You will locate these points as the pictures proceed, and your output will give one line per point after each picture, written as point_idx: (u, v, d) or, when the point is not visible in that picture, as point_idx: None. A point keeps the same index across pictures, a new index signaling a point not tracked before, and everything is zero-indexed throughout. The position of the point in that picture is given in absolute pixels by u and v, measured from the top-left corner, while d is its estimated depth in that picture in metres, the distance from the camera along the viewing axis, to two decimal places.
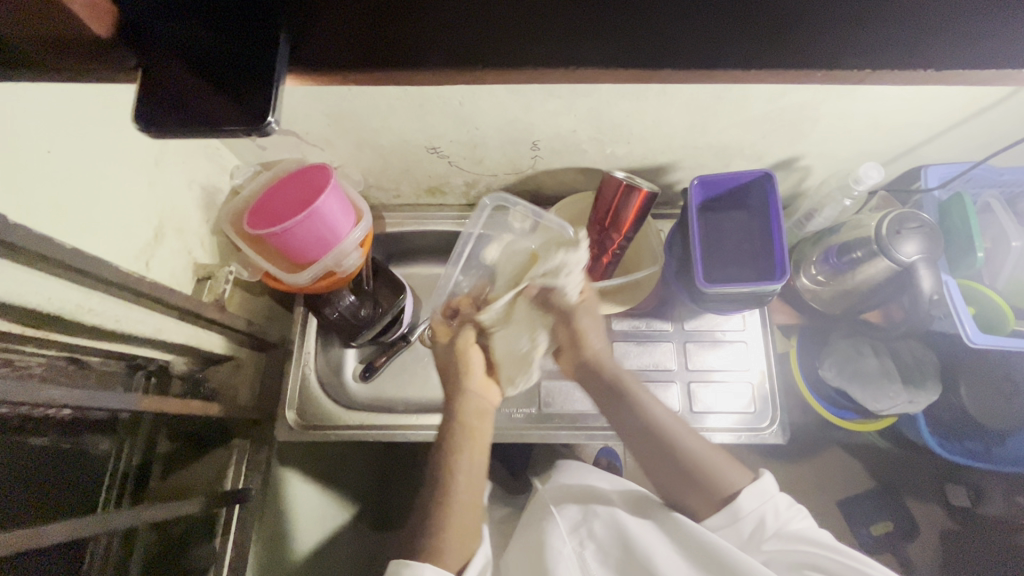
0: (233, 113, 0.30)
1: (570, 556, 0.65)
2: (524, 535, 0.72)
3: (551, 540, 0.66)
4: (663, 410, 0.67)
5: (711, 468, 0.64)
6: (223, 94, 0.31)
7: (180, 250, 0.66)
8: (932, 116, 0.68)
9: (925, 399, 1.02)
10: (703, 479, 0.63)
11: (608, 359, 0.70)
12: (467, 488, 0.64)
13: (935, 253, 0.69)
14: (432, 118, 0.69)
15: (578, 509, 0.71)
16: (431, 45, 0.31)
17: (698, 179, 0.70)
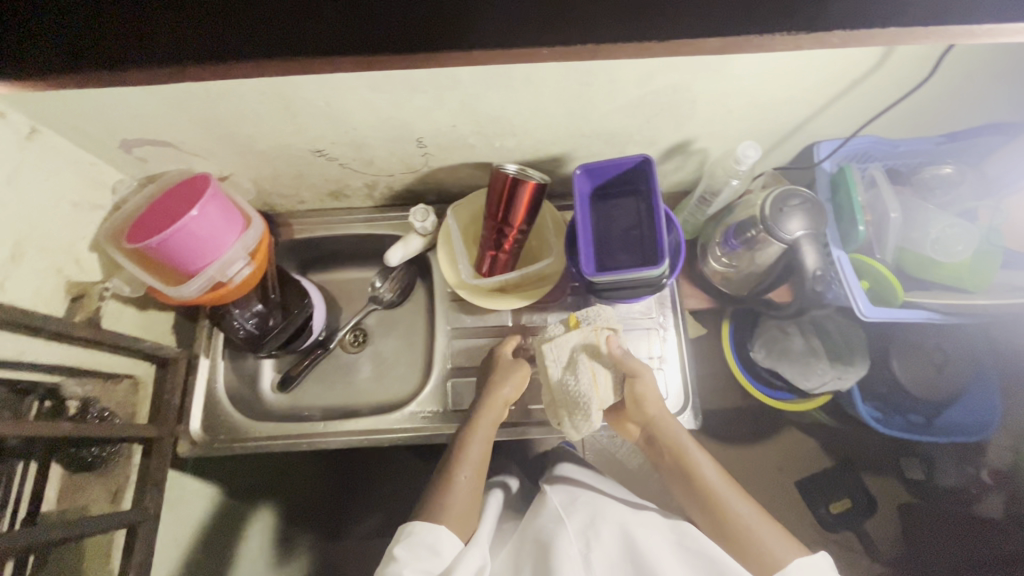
0: None
1: (576, 557, 0.67)
2: (529, 530, 0.75)
3: (558, 540, 0.69)
4: (714, 470, 0.72)
5: (757, 534, 0.67)
6: None
7: (49, 269, 0.64)
8: (804, 90, 0.68)
9: (854, 374, 1.01)
10: (748, 543, 0.67)
11: (667, 421, 0.75)
12: (478, 458, 0.72)
13: (819, 228, 0.69)
14: (305, 121, 0.68)
15: (586, 510, 0.74)
16: None
17: (580, 167, 0.70)
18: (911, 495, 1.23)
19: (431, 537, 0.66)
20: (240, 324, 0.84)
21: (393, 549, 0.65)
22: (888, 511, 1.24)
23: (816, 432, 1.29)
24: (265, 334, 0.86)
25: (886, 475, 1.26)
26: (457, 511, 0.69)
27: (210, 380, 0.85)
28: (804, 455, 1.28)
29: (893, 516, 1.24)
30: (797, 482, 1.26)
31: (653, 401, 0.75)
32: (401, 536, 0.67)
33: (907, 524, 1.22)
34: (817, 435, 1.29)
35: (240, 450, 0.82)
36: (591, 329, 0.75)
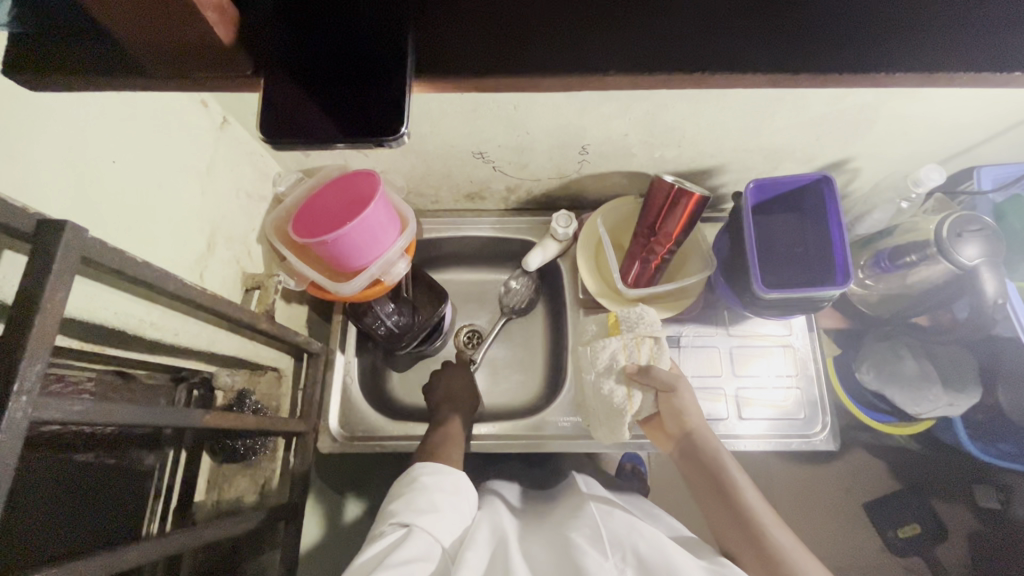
0: (336, 127, 0.28)
1: (611, 570, 0.59)
2: (553, 534, 0.67)
3: (588, 549, 0.60)
4: (755, 495, 0.66)
5: (795, 562, 0.59)
6: (322, 102, 0.28)
7: (230, 260, 0.65)
8: (993, 116, 0.67)
9: (967, 402, 0.98)
10: (786, 573, 0.58)
11: (707, 437, 0.71)
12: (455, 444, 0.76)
13: (998, 255, 0.68)
14: (484, 123, 0.68)
15: (622, 525, 0.66)
16: (560, 47, 0.30)
17: (755, 182, 0.69)
18: (985, 526, 1.22)
19: (449, 481, 0.69)
20: (381, 321, 0.84)
21: (420, 475, 0.69)
22: (959, 542, 1.22)
23: (898, 457, 1.28)
24: (401, 333, 0.86)
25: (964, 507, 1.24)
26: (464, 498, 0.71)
27: (345, 375, 0.85)
28: (881, 479, 1.26)
29: (963, 546, 1.22)
30: (866, 504, 1.25)
31: (695, 415, 0.72)
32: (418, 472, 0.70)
33: (981, 557, 1.21)
34: (897, 460, 1.27)
35: (378, 446, 0.82)
36: (632, 338, 0.73)
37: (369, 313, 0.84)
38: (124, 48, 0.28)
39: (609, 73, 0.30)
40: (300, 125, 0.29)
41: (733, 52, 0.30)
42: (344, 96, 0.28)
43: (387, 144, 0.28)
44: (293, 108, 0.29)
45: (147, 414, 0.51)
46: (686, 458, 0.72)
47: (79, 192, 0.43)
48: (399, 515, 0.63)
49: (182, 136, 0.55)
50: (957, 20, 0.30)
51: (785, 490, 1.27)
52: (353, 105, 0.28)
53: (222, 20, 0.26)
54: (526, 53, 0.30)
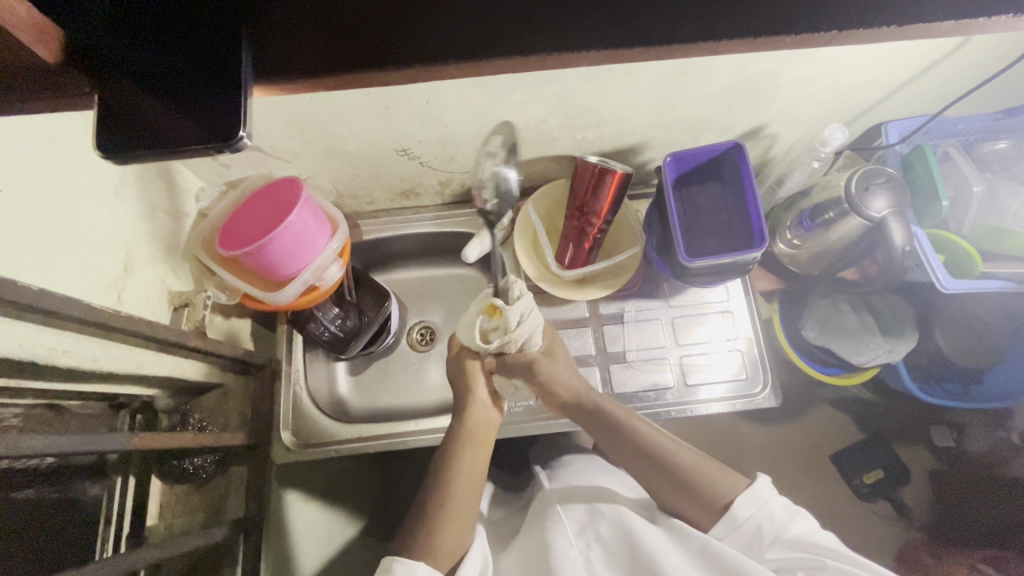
0: (191, 131, 0.28)
1: (576, 558, 0.64)
2: (526, 534, 0.71)
3: (555, 542, 0.65)
4: (647, 425, 0.69)
5: (705, 478, 0.64)
6: (169, 101, 0.29)
7: (152, 279, 0.64)
8: (887, 73, 0.70)
9: (905, 348, 1.04)
10: (704, 493, 0.64)
11: (578, 384, 0.73)
12: (466, 493, 0.67)
13: (905, 205, 0.72)
14: (400, 120, 0.68)
15: (585, 511, 0.69)
16: (402, 41, 0.30)
17: (671, 155, 0.71)
18: (942, 463, 1.27)
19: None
20: (324, 326, 0.84)
21: None
22: (920, 480, 1.27)
23: (855, 406, 1.32)
24: (345, 337, 0.85)
25: (917, 445, 1.30)
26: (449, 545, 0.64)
27: (293, 383, 0.86)
28: (841, 429, 1.32)
29: (924, 485, 1.27)
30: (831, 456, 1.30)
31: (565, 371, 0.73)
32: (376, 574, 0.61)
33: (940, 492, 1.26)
34: (854, 409, 1.33)
35: (333, 452, 0.83)
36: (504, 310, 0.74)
37: (311, 319, 0.83)
38: None
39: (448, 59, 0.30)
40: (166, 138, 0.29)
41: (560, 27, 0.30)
42: (186, 105, 0.29)
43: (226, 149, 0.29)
44: (131, 129, 0.29)
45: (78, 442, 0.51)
46: (579, 410, 0.72)
47: None
48: None
49: (83, 159, 0.54)
50: None
51: (750, 451, 1.31)
52: (186, 121, 0.29)
53: (40, 36, 0.26)
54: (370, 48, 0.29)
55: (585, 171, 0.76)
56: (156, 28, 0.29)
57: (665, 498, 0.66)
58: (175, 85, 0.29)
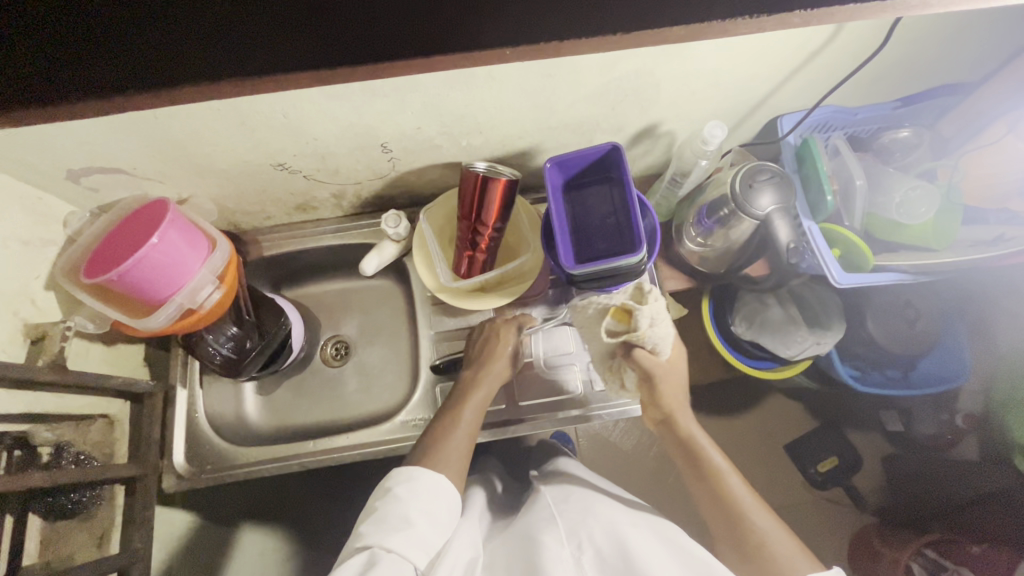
0: None
1: (567, 560, 0.61)
2: (513, 530, 0.70)
3: (547, 542, 0.63)
4: (738, 482, 0.66)
5: (768, 547, 0.61)
6: None
7: (1, 312, 0.61)
8: (766, 67, 0.68)
9: (832, 339, 1.03)
10: (765, 559, 0.60)
11: (687, 422, 0.70)
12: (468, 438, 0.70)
13: (790, 201, 0.70)
14: (265, 134, 0.66)
15: (579, 513, 0.68)
16: None
17: (549, 161, 0.69)
18: (895, 447, 1.26)
19: (430, 486, 0.64)
20: (216, 351, 0.82)
21: (391, 486, 0.64)
22: (873, 466, 1.27)
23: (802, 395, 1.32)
24: (239, 360, 0.82)
25: (868, 431, 1.29)
26: (455, 467, 0.67)
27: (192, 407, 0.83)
28: (791, 417, 1.32)
29: (878, 471, 1.27)
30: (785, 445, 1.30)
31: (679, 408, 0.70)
32: (397, 479, 0.65)
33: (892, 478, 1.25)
34: (804, 399, 1.32)
35: (229, 477, 0.80)
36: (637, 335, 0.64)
37: (202, 344, 0.81)
38: None
39: None
40: None
41: None
42: None
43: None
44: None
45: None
46: (674, 442, 0.71)
47: None
48: (367, 536, 0.59)
49: None
50: None
51: None
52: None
53: None
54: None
55: (467, 180, 0.74)
56: None
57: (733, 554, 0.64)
58: None
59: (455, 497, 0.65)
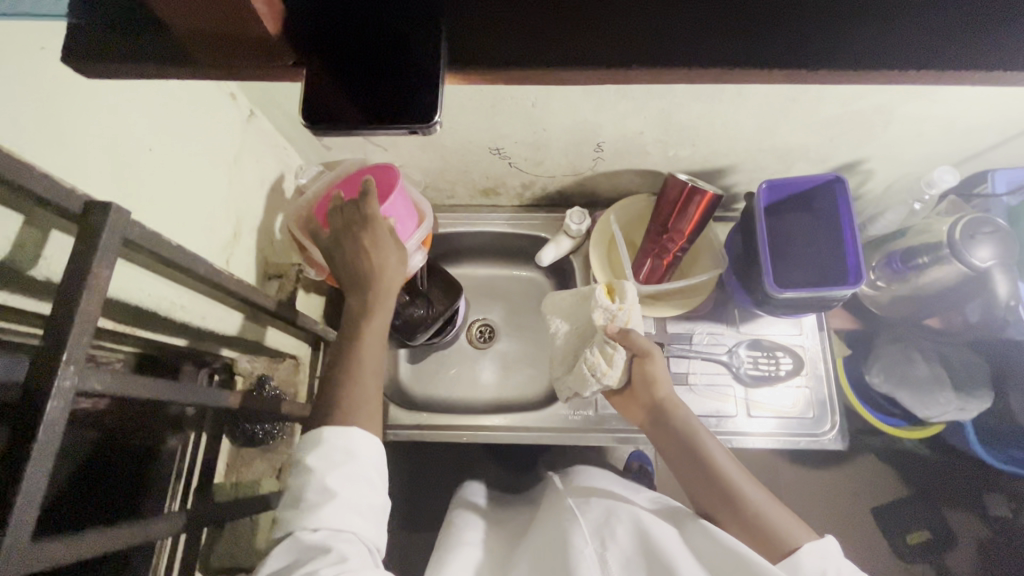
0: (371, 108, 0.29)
1: (591, 556, 0.58)
2: (535, 534, 0.68)
3: (571, 538, 0.61)
4: (729, 459, 0.64)
5: (769, 520, 0.58)
6: (358, 88, 0.29)
7: (254, 248, 0.67)
8: (1008, 121, 0.67)
9: (979, 407, 0.89)
10: (766, 532, 0.57)
11: (677, 403, 0.69)
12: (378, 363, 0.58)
13: (1010, 256, 0.69)
14: (503, 119, 0.69)
15: (599, 513, 0.65)
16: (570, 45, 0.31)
17: (768, 182, 0.70)
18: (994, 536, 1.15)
19: (343, 440, 0.52)
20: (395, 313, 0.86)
21: (301, 455, 0.52)
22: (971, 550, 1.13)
23: (906, 459, 1.17)
24: (413, 325, 0.87)
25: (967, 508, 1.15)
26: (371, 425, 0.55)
27: None
28: (885, 480, 1.17)
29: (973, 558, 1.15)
30: (875, 509, 1.16)
31: (666, 383, 0.69)
32: (308, 443, 0.53)
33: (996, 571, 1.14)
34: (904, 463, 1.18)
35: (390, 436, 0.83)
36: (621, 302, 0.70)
37: None
38: (172, 41, 0.29)
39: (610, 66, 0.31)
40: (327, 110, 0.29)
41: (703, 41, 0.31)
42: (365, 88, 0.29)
43: (416, 131, 0.29)
44: (330, 100, 0.29)
45: (202, 396, 0.51)
46: (658, 426, 0.69)
47: (131, 181, 0.46)
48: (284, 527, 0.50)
49: (214, 127, 0.57)
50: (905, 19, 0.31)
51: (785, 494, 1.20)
52: (393, 98, 0.29)
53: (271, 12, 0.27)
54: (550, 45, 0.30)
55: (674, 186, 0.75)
56: None
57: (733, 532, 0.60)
58: (358, 61, 0.29)
59: (376, 445, 0.54)
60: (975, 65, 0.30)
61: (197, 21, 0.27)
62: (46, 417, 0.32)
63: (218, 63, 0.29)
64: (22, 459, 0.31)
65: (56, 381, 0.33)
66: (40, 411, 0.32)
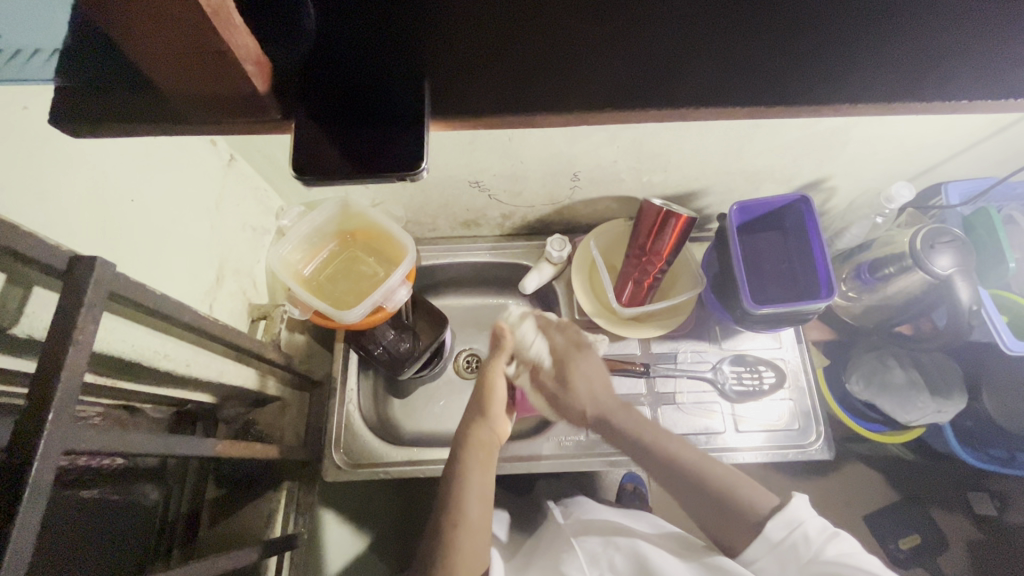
0: (356, 160, 0.30)
1: None
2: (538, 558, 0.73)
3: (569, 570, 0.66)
4: (680, 444, 0.68)
5: (734, 493, 0.62)
6: (337, 139, 0.30)
7: (237, 292, 0.67)
8: (953, 138, 0.71)
9: (955, 407, 0.91)
10: (735, 506, 0.61)
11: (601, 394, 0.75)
12: (480, 507, 0.65)
13: (968, 264, 0.72)
14: (481, 155, 0.71)
15: (598, 543, 0.71)
16: (539, 89, 0.31)
17: (738, 204, 0.73)
18: (981, 535, 1.15)
19: None
20: (381, 346, 0.86)
21: None
22: (961, 553, 1.14)
23: (892, 465, 1.19)
24: (400, 358, 0.86)
25: (954, 511, 1.16)
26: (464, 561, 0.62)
27: (346, 403, 0.84)
28: (873, 487, 1.19)
29: (964, 556, 1.14)
30: (865, 515, 1.17)
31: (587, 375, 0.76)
32: None
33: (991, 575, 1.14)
34: (890, 469, 1.20)
35: (382, 474, 0.81)
36: None
37: (371, 339, 0.85)
38: (159, 100, 0.29)
39: (574, 109, 0.31)
40: (313, 161, 0.30)
41: (664, 83, 0.31)
42: (350, 140, 0.30)
43: (404, 178, 0.30)
44: (316, 153, 0.30)
45: (187, 446, 0.49)
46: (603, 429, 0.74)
47: (111, 233, 0.46)
48: None
49: (194, 175, 0.57)
50: (849, 52, 0.32)
51: None
52: (382, 147, 0.30)
53: (258, 71, 0.28)
54: (523, 95, 0.31)
55: (647, 210, 0.78)
56: (330, 45, 0.31)
57: (707, 515, 0.64)
58: (344, 118, 0.30)
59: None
60: (919, 96, 0.31)
61: (186, 84, 0.28)
62: (34, 476, 0.32)
63: (208, 123, 0.30)
64: (8, 519, 0.30)
65: (44, 439, 0.32)
66: (26, 473, 0.32)
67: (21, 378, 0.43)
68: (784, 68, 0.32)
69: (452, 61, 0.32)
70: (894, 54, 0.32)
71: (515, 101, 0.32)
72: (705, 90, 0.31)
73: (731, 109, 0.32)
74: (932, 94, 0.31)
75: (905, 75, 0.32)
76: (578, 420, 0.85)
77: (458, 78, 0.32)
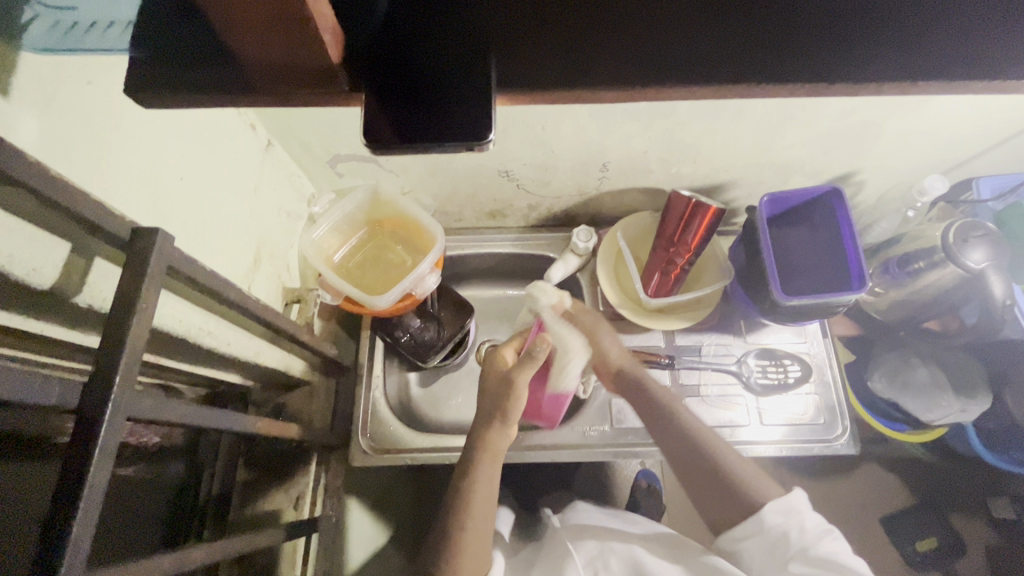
0: (423, 131, 0.31)
1: None
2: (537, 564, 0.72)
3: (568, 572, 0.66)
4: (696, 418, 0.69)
5: (745, 481, 0.63)
6: (403, 111, 0.31)
7: (272, 274, 0.68)
8: (989, 131, 0.71)
9: (981, 407, 0.89)
10: (741, 495, 0.62)
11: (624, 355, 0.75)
12: (488, 498, 0.66)
13: (1002, 258, 0.72)
14: (512, 143, 0.72)
15: (595, 548, 0.70)
16: (594, 66, 0.32)
17: (769, 195, 0.73)
18: (1001, 539, 1.13)
19: None
20: (408, 334, 0.86)
21: None
22: (980, 558, 1.13)
23: (912, 466, 1.18)
24: (425, 347, 0.86)
25: (974, 515, 1.15)
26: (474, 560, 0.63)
27: (372, 390, 0.85)
28: (891, 489, 1.18)
29: (983, 561, 1.13)
30: (882, 517, 1.16)
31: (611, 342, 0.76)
32: None
33: None
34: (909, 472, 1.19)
35: (406, 460, 0.81)
36: None
37: (397, 326, 0.86)
38: (233, 70, 0.30)
39: (633, 84, 0.32)
40: (380, 131, 0.31)
41: (720, 62, 0.32)
42: (417, 111, 0.31)
43: (471, 148, 0.31)
44: (382, 123, 0.31)
45: (228, 421, 0.50)
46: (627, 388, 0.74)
47: (161, 209, 0.47)
48: None
49: (237, 157, 0.59)
50: (905, 34, 0.32)
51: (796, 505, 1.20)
52: (446, 120, 0.31)
53: (333, 41, 0.28)
54: (580, 71, 0.32)
55: (677, 201, 0.78)
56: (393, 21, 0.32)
57: (711, 495, 0.64)
58: (411, 90, 0.31)
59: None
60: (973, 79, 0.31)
61: (262, 53, 0.28)
62: (101, 439, 0.33)
63: (278, 94, 0.31)
64: (77, 479, 0.31)
65: (111, 401, 0.33)
66: (93, 434, 0.32)
67: (77, 348, 0.44)
68: (837, 48, 0.32)
69: (511, 38, 0.32)
70: (952, 36, 0.32)
71: (571, 76, 0.32)
72: (756, 68, 0.32)
73: (784, 88, 0.32)
74: (988, 74, 0.31)
75: (960, 58, 0.32)
76: (602, 411, 0.85)
77: (516, 55, 0.32)
